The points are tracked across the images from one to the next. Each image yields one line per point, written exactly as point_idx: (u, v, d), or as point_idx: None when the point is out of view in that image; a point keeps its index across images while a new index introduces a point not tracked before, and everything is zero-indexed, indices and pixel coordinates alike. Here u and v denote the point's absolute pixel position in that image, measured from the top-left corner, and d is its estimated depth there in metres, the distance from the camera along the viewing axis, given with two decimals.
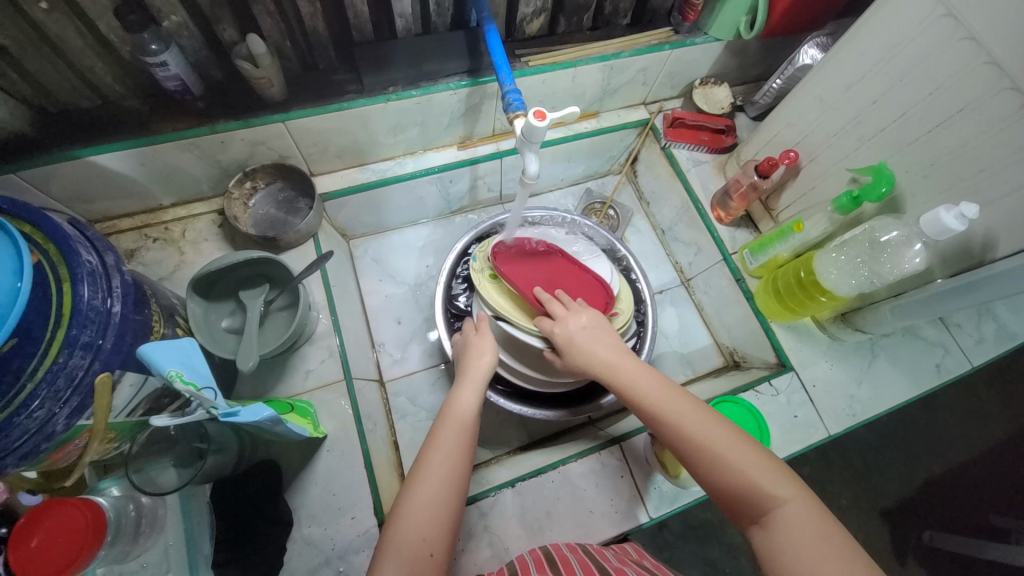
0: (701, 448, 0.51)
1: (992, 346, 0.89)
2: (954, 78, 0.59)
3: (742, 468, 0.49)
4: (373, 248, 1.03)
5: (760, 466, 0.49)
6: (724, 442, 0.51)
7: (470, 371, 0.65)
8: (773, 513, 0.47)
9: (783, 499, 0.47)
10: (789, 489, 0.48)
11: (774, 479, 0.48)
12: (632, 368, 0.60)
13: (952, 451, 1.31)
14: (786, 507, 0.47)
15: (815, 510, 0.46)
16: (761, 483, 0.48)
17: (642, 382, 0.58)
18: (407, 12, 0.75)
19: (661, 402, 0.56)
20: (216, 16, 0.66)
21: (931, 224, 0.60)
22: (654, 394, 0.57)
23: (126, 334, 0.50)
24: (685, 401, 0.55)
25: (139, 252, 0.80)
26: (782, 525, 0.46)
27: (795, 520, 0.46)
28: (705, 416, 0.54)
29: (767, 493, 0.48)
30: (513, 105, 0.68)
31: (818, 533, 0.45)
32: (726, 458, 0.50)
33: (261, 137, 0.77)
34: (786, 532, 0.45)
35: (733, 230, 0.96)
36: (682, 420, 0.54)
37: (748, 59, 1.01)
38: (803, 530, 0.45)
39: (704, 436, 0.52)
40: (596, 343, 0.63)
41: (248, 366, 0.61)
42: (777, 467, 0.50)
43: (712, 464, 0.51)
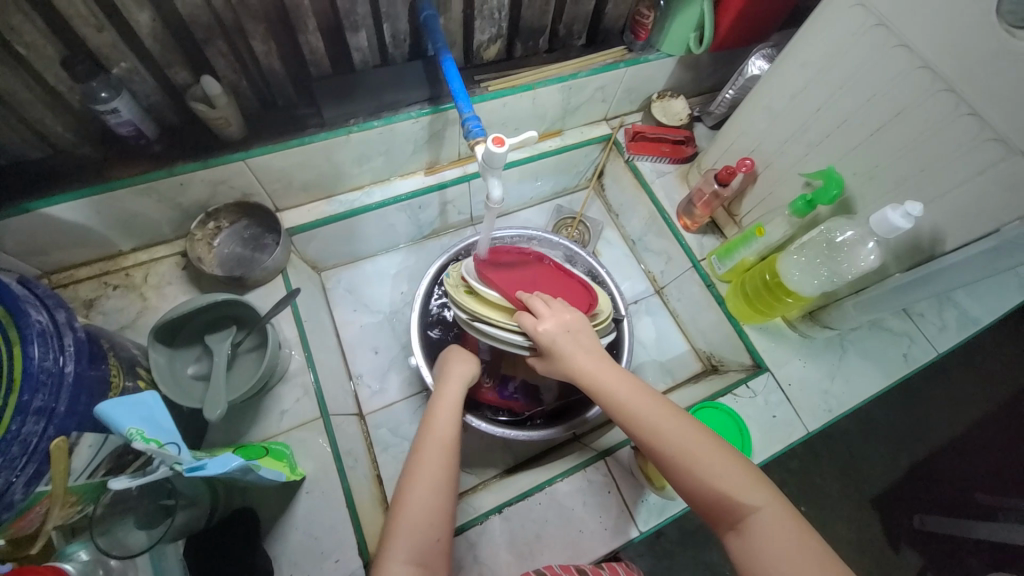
0: (681, 455, 0.53)
1: (955, 332, 0.93)
2: (888, 84, 0.62)
3: (719, 474, 0.51)
4: (345, 279, 1.02)
5: (736, 473, 0.51)
6: (703, 449, 0.53)
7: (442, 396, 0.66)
8: (749, 520, 0.49)
9: (759, 504, 0.50)
10: (763, 494, 0.50)
11: (749, 485, 0.51)
12: (612, 377, 0.61)
13: (931, 434, 1.34)
14: (762, 512, 0.49)
15: (788, 514, 0.49)
16: (738, 490, 0.51)
17: (621, 391, 0.59)
18: (363, 45, 0.76)
19: (642, 411, 0.57)
20: (167, 60, 0.65)
21: (880, 222, 0.62)
22: (635, 403, 0.58)
23: (80, 393, 0.49)
24: (664, 409, 0.57)
25: (99, 301, 0.77)
26: (758, 530, 0.48)
27: (770, 525, 0.48)
28: (683, 423, 0.56)
29: (742, 498, 0.50)
30: (473, 132, 0.69)
31: (791, 536, 0.47)
32: (705, 464, 0.52)
33: (222, 177, 0.76)
34: (761, 536, 0.48)
35: (700, 237, 0.98)
36: (662, 427, 0.55)
37: (701, 72, 1.05)
38: (776, 535, 0.48)
39: (684, 444, 0.54)
40: (578, 349, 0.63)
41: (216, 416, 0.58)
42: (752, 473, 0.52)
43: (691, 469, 0.52)
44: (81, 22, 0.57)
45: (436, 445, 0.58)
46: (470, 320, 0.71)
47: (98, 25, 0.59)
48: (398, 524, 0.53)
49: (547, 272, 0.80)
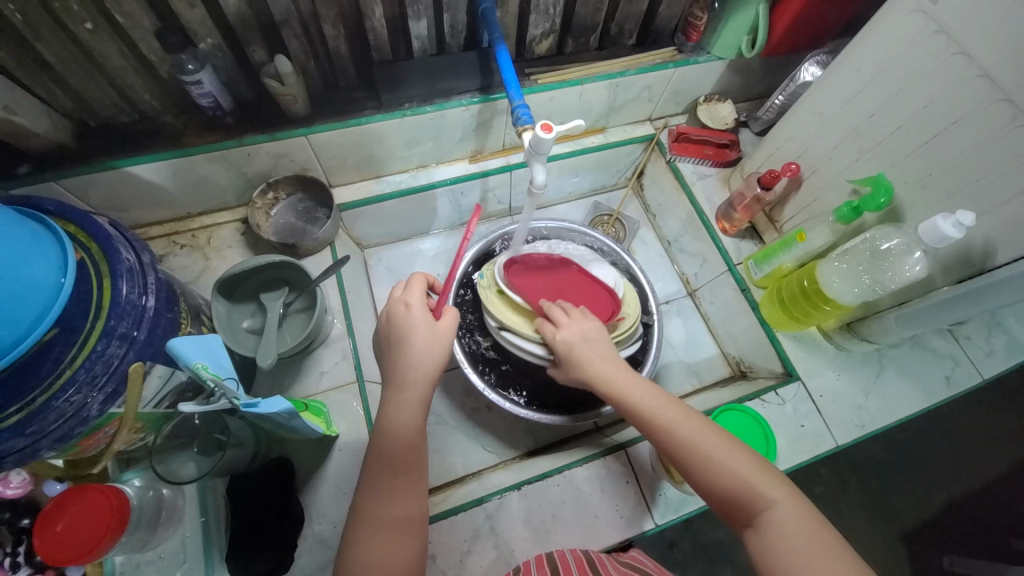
0: (697, 453, 0.54)
1: (1003, 358, 0.89)
2: (947, 91, 0.61)
3: (734, 471, 0.52)
4: (386, 257, 1.06)
5: (751, 469, 0.52)
6: (718, 446, 0.54)
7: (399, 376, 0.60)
8: (766, 516, 0.49)
9: (774, 500, 0.50)
10: (779, 490, 0.51)
11: (764, 481, 0.51)
12: (626, 378, 0.62)
13: (972, 469, 1.28)
14: (778, 508, 0.49)
15: (803, 510, 0.49)
16: (752, 485, 0.51)
17: (635, 392, 0.60)
18: (423, 33, 0.80)
19: (655, 411, 0.58)
20: (247, 38, 0.71)
21: (929, 231, 0.61)
22: (648, 403, 0.59)
23: (157, 328, 0.53)
24: (677, 409, 0.58)
25: (167, 258, 0.84)
26: (775, 526, 0.49)
27: (785, 521, 0.49)
28: (697, 423, 0.56)
29: (757, 493, 0.50)
30: (521, 120, 0.72)
31: (808, 532, 0.48)
32: (720, 461, 0.53)
33: (285, 150, 0.81)
34: (777, 532, 0.48)
35: (738, 241, 0.98)
36: (677, 428, 0.56)
37: (751, 77, 1.04)
38: (792, 530, 0.48)
39: (697, 441, 0.55)
40: (593, 351, 0.65)
41: (268, 364, 0.62)
42: (767, 470, 0.52)
43: (706, 467, 0.53)
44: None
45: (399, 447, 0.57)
46: (499, 327, 0.77)
47: (192, 3, 0.65)
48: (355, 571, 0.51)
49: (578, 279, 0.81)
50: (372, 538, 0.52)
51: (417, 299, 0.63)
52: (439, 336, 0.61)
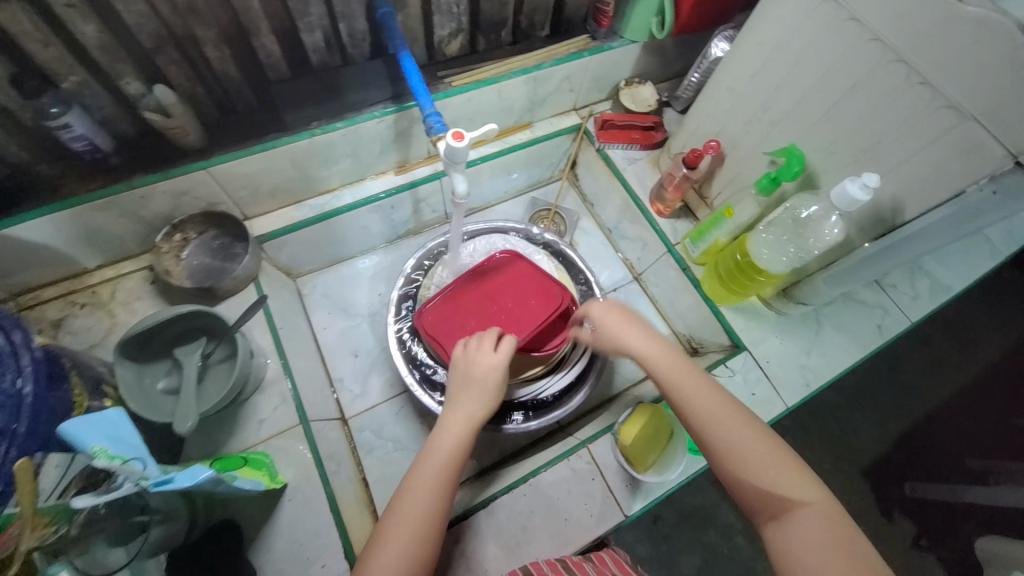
0: (741, 454, 0.53)
1: (928, 300, 0.94)
2: (842, 58, 0.63)
3: (779, 473, 0.52)
4: (321, 284, 1.00)
5: (789, 472, 0.52)
6: (763, 447, 0.54)
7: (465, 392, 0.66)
8: (794, 514, 0.50)
9: (812, 502, 0.50)
10: (815, 494, 0.51)
11: (798, 483, 0.51)
12: (673, 363, 0.62)
13: (917, 401, 1.36)
14: (809, 509, 0.50)
15: (840, 516, 0.49)
16: (792, 489, 0.51)
17: (677, 376, 0.60)
18: (320, 45, 0.75)
19: (698, 395, 0.58)
20: (117, 70, 0.64)
21: (840, 196, 0.62)
22: (686, 388, 0.59)
23: (39, 415, 0.49)
24: (719, 396, 0.58)
25: (66, 321, 0.76)
26: (804, 525, 0.49)
27: (824, 524, 0.48)
28: (745, 423, 0.55)
29: (793, 495, 0.51)
30: (434, 128, 0.68)
31: (849, 540, 0.47)
32: (763, 464, 0.52)
33: (184, 187, 0.74)
34: (814, 537, 0.48)
35: (673, 222, 0.99)
36: (721, 427, 0.55)
37: (666, 57, 1.05)
38: (830, 535, 0.48)
39: (734, 435, 0.55)
40: (639, 339, 0.65)
41: (187, 427, 0.57)
42: (804, 472, 0.52)
43: (750, 468, 0.53)
44: (26, 38, 0.56)
45: (447, 452, 0.61)
46: None
47: (45, 39, 0.57)
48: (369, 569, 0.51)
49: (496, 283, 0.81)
50: (405, 546, 0.53)
51: (485, 348, 0.69)
52: (502, 381, 0.68)
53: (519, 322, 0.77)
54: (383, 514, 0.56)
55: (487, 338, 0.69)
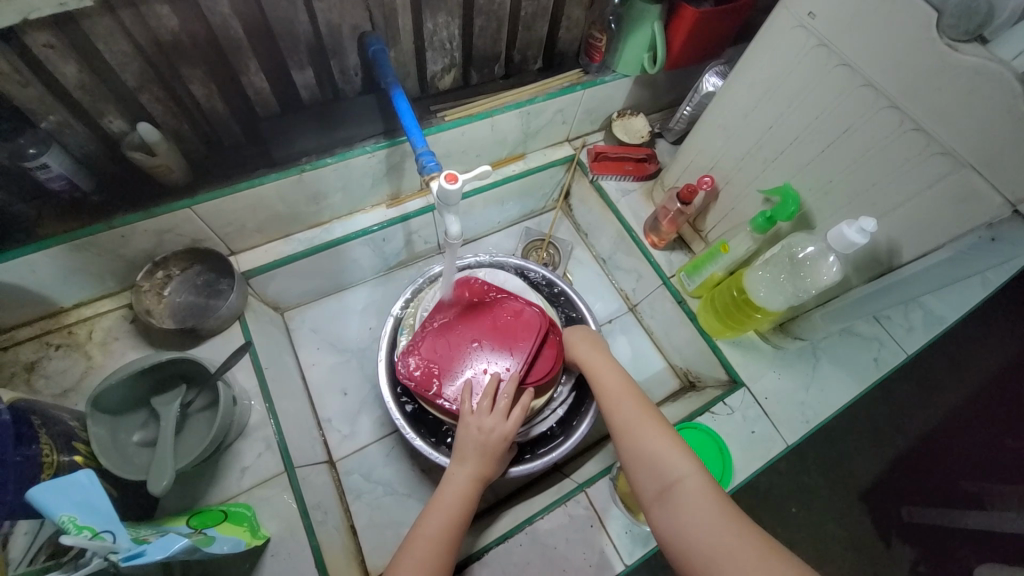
0: (630, 429, 0.63)
1: (922, 332, 0.94)
2: (835, 101, 0.62)
3: (656, 446, 0.60)
4: (310, 317, 0.98)
5: (668, 448, 0.59)
6: (648, 427, 0.62)
7: (466, 448, 0.67)
8: (670, 482, 0.57)
9: (683, 475, 0.57)
10: (689, 468, 0.57)
11: (677, 459, 0.58)
12: (604, 365, 0.73)
13: (914, 424, 1.35)
14: (684, 479, 0.56)
15: (708, 488, 0.55)
16: (668, 461, 0.59)
17: (603, 375, 0.72)
18: (310, 82, 0.74)
19: (608, 386, 0.70)
20: (100, 109, 0.62)
21: (837, 238, 0.62)
22: (606, 383, 0.70)
23: (8, 480, 0.45)
24: (627, 389, 0.68)
25: (40, 364, 0.72)
26: (676, 492, 0.56)
27: (691, 495, 0.55)
28: (641, 409, 0.65)
29: (669, 467, 0.58)
30: (427, 167, 0.67)
31: (709, 508, 0.53)
32: (648, 437, 0.61)
33: (167, 225, 0.72)
34: (676, 503, 0.55)
35: (668, 254, 0.98)
36: (621, 409, 0.66)
37: (659, 89, 1.06)
38: (697, 499, 0.54)
39: (629, 418, 0.64)
40: (590, 350, 0.76)
41: (162, 487, 0.53)
42: (684, 451, 0.60)
43: (637, 443, 0.61)
44: (6, 82, 0.54)
45: (451, 500, 0.64)
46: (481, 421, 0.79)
47: (24, 81, 0.55)
48: None
49: (469, 319, 0.79)
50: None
51: (484, 411, 0.68)
52: (506, 438, 0.68)
53: (508, 344, 0.75)
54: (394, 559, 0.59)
55: (484, 397, 0.69)
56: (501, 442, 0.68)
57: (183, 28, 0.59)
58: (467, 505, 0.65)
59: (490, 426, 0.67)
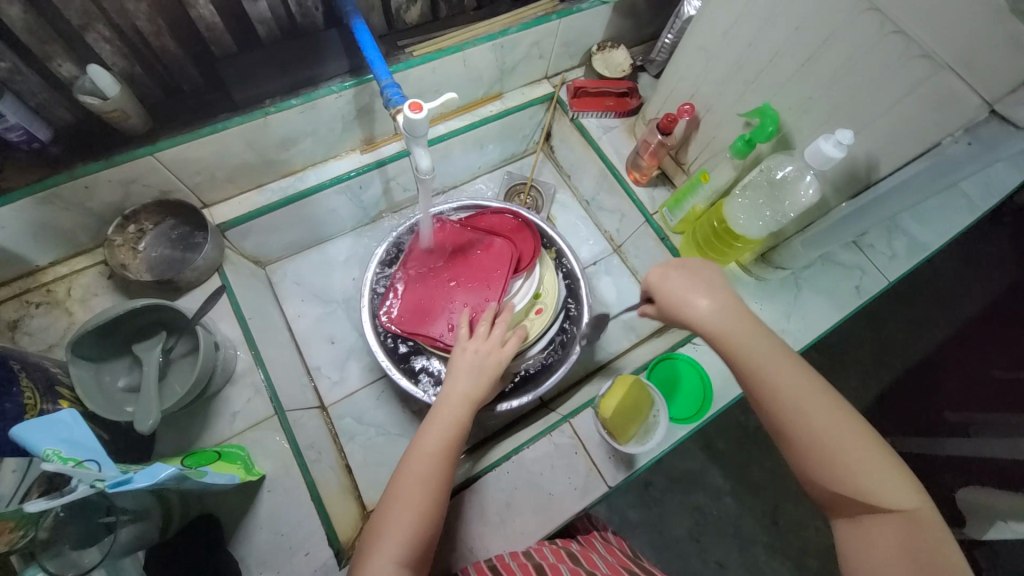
0: (820, 442, 0.48)
1: (905, 259, 0.94)
2: (815, 8, 0.59)
3: (864, 467, 0.47)
4: (293, 270, 0.97)
5: (881, 471, 0.46)
6: (849, 443, 0.47)
7: (458, 368, 0.66)
8: (878, 515, 0.45)
9: (902, 510, 0.45)
10: (914, 501, 0.45)
11: (892, 488, 0.45)
12: (762, 341, 0.54)
13: (898, 356, 1.38)
14: (899, 516, 0.45)
15: (936, 529, 0.44)
16: (878, 490, 0.46)
17: (766, 356, 0.53)
18: (266, 16, 0.70)
19: (780, 375, 0.51)
20: (46, 51, 0.59)
21: (814, 155, 0.60)
22: (774, 369, 0.52)
23: None
24: (806, 381, 0.51)
25: (22, 322, 0.72)
26: (888, 530, 0.45)
27: (906, 538, 0.44)
28: (830, 405, 0.49)
29: (881, 498, 0.45)
30: (393, 100, 0.64)
31: (937, 556, 0.42)
32: (846, 456, 0.47)
33: (132, 175, 0.70)
34: (892, 542, 0.44)
35: (651, 191, 0.96)
36: (808, 412, 0.49)
37: (640, 18, 1.01)
38: (913, 543, 0.43)
39: (818, 426, 0.49)
40: (738, 317, 0.56)
41: (148, 426, 0.55)
42: (903, 476, 0.47)
43: (824, 457, 0.48)
44: None
45: (443, 430, 0.60)
46: None
47: None
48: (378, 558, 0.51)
49: (449, 264, 0.81)
50: (406, 521, 0.53)
51: (479, 337, 0.70)
52: (499, 364, 0.68)
53: (483, 278, 0.79)
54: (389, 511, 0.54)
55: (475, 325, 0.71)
56: (493, 365, 0.68)
57: None
58: (460, 435, 0.61)
59: (482, 350, 0.68)
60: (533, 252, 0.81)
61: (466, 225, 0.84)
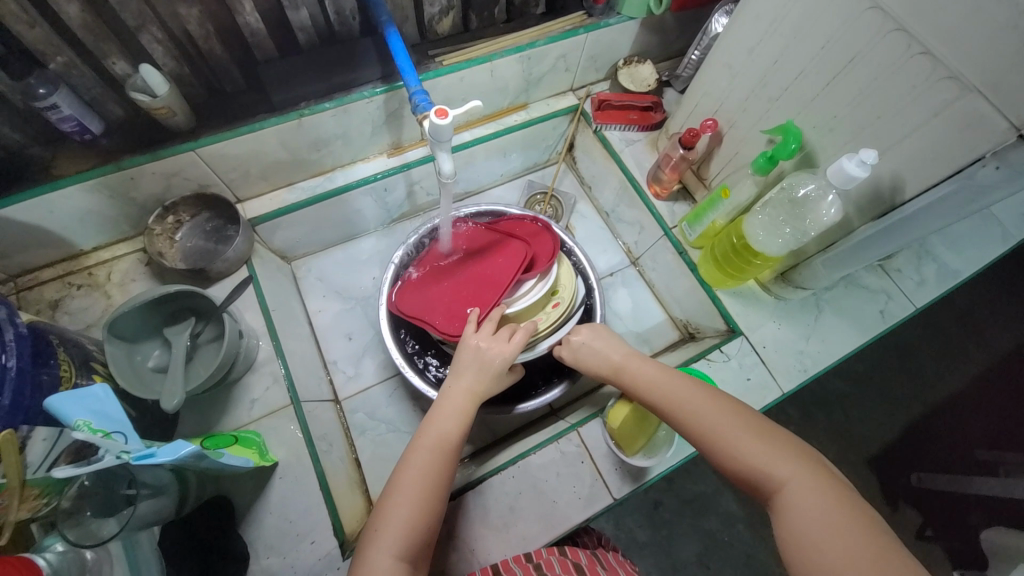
0: (706, 431, 0.55)
1: (934, 286, 0.91)
2: (842, 28, 0.59)
3: (743, 447, 0.52)
4: (316, 267, 1.01)
5: (755, 445, 0.52)
6: (732, 425, 0.54)
7: (462, 363, 0.69)
8: (777, 493, 0.49)
9: (787, 477, 0.49)
10: (797, 469, 0.49)
11: (775, 460, 0.50)
12: (643, 365, 0.65)
13: (925, 388, 1.33)
14: (790, 486, 0.48)
15: (821, 486, 0.47)
16: (765, 462, 0.50)
17: (649, 376, 0.63)
18: (306, 24, 0.74)
19: (660, 390, 0.61)
20: (103, 50, 0.64)
21: (837, 173, 0.60)
22: (658, 385, 0.61)
23: (24, 388, 0.49)
24: (686, 388, 0.59)
25: (64, 302, 0.77)
26: (788, 503, 0.47)
27: (800, 501, 0.47)
28: (704, 403, 0.57)
29: (769, 472, 0.50)
30: (420, 106, 0.67)
31: (826, 512, 0.45)
32: (730, 438, 0.53)
33: (174, 168, 0.74)
34: (791, 515, 0.47)
35: (671, 204, 0.97)
36: (691, 410, 0.57)
37: (667, 34, 1.02)
38: (810, 506, 0.46)
39: (701, 421, 0.56)
40: (613, 347, 0.69)
41: (173, 405, 0.58)
42: (785, 448, 0.51)
43: (715, 448, 0.54)
44: (14, 21, 0.56)
45: (446, 424, 0.62)
46: None
47: (31, 21, 0.57)
48: (372, 546, 0.52)
49: (466, 261, 0.82)
50: (411, 506, 0.55)
51: (486, 333, 0.71)
52: (502, 364, 0.69)
53: (495, 272, 0.78)
54: (382, 501, 0.56)
55: (486, 322, 0.72)
56: (495, 359, 0.68)
57: None
58: (461, 430, 0.63)
59: (489, 346, 0.69)
60: (550, 254, 0.79)
61: (486, 230, 0.86)
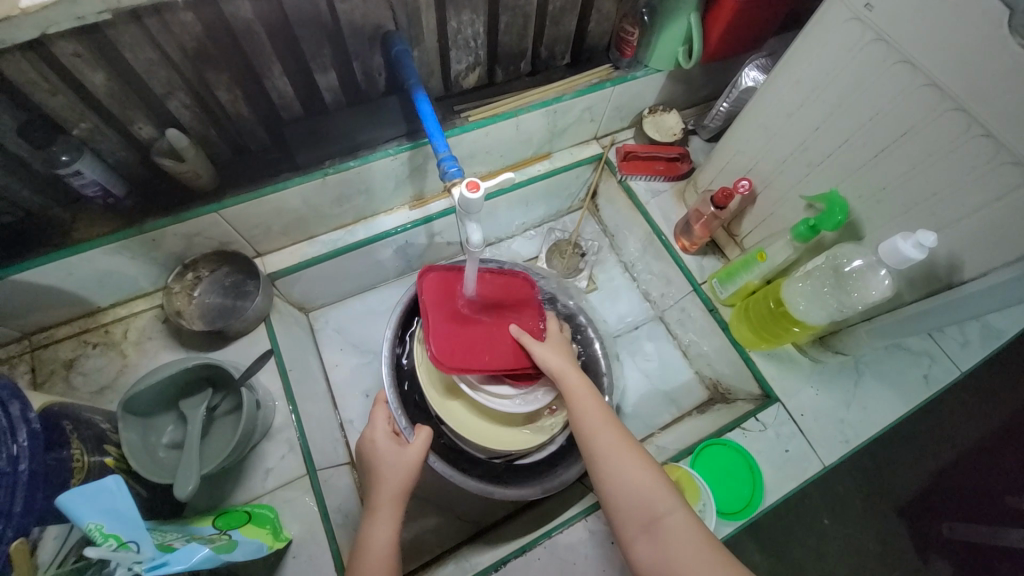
0: (612, 451, 0.59)
1: (978, 347, 0.86)
2: (894, 101, 0.57)
3: (641, 480, 0.57)
4: (334, 319, 0.98)
5: (649, 475, 0.57)
6: (634, 454, 0.59)
7: (377, 498, 0.63)
8: (661, 521, 0.54)
9: (670, 509, 0.55)
10: (675, 503, 0.56)
11: (662, 491, 0.56)
12: (576, 380, 0.67)
13: (965, 438, 1.23)
14: (672, 516, 0.54)
15: (692, 522, 0.54)
16: (656, 494, 0.56)
17: (579, 392, 0.65)
18: (334, 85, 0.73)
19: (582, 406, 0.64)
20: (128, 115, 0.63)
21: (890, 253, 0.57)
22: (582, 402, 0.64)
23: (38, 488, 0.45)
24: (600, 408, 0.64)
25: (78, 361, 0.75)
26: (669, 532, 0.53)
27: (678, 532, 0.53)
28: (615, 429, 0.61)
29: (656, 502, 0.56)
30: (449, 173, 0.65)
31: (697, 543, 0.52)
32: (631, 467, 0.58)
33: (196, 229, 0.73)
34: (668, 544, 0.53)
35: (700, 259, 0.94)
36: (601, 431, 0.61)
37: (694, 84, 1.00)
38: (684, 537, 0.53)
39: (613, 444, 0.60)
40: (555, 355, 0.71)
41: (186, 492, 0.55)
42: (667, 484, 0.58)
43: (619, 472, 0.58)
44: (36, 89, 0.55)
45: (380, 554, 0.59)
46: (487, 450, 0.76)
47: (54, 90, 0.56)
48: None
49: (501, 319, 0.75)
50: None
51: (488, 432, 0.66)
52: (409, 481, 0.65)
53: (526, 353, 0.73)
54: None
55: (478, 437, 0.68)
56: (408, 478, 0.65)
57: (205, 33, 0.58)
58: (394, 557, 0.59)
59: (400, 466, 0.65)
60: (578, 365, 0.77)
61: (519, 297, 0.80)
